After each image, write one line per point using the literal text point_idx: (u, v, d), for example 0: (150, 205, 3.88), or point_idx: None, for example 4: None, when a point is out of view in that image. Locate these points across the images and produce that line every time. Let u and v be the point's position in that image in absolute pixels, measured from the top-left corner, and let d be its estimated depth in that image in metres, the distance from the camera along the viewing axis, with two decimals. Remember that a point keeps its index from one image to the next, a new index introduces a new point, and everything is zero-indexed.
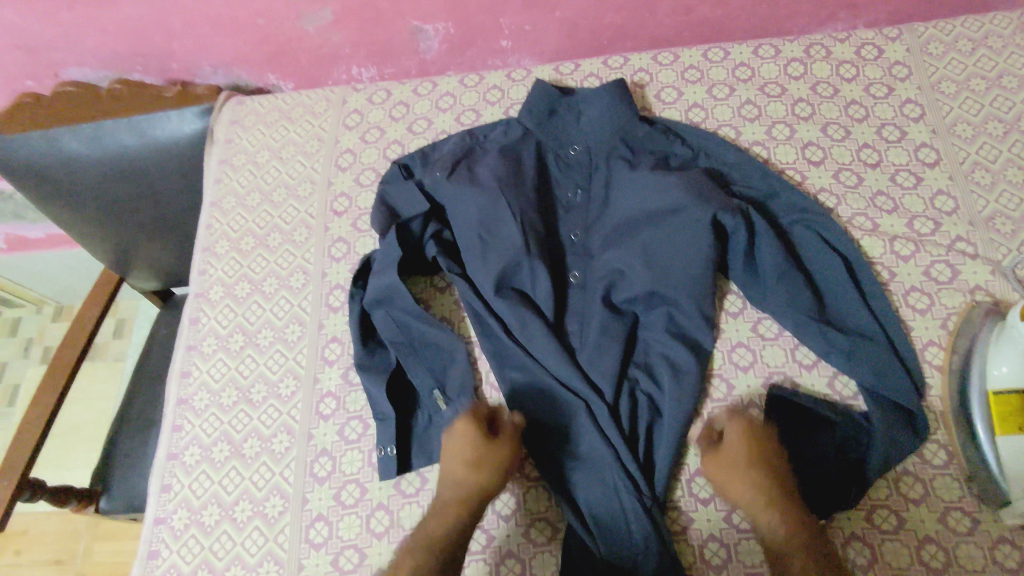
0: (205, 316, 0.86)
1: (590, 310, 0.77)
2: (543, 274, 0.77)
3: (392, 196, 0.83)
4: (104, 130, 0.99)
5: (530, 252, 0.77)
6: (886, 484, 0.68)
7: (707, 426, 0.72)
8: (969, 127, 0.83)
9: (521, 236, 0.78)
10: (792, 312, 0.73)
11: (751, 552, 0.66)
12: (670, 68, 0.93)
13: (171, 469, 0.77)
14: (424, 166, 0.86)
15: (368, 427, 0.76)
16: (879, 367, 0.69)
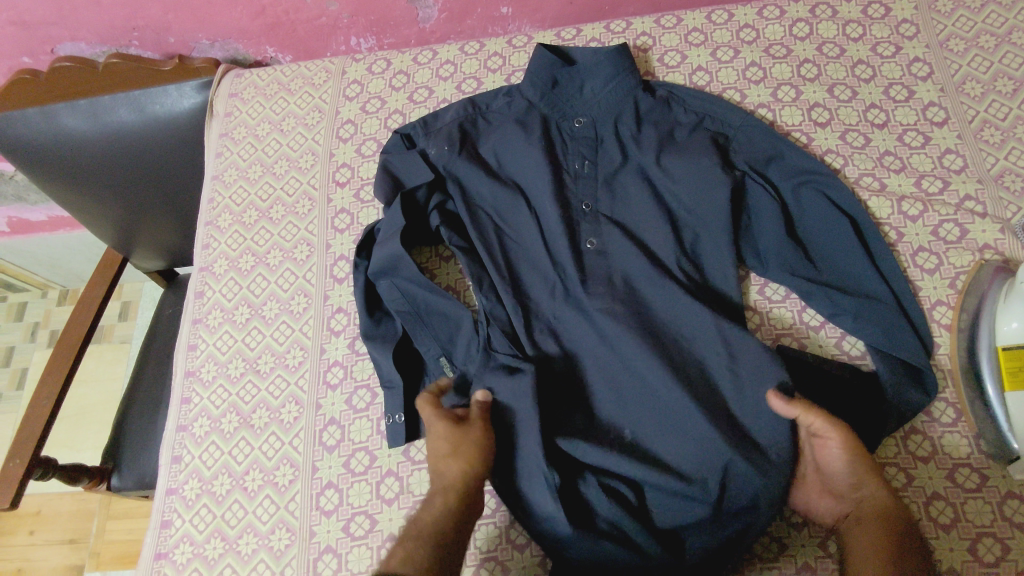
0: (211, 290, 0.86)
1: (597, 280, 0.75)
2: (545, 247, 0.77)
3: (395, 164, 0.82)
4: (103, 107, 1.00)
5: (527, 230, 0.78)
6: (894, 443, 0.68)
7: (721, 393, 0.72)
8: (977, 85, 0.82)
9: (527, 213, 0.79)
10: (798, 280, 0.72)
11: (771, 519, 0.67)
12: (673, 32, 0.91)
13: (182, 440, 0.78)
14: (426, 135, 0.85)
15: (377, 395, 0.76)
16: (888, 332, 0.69)
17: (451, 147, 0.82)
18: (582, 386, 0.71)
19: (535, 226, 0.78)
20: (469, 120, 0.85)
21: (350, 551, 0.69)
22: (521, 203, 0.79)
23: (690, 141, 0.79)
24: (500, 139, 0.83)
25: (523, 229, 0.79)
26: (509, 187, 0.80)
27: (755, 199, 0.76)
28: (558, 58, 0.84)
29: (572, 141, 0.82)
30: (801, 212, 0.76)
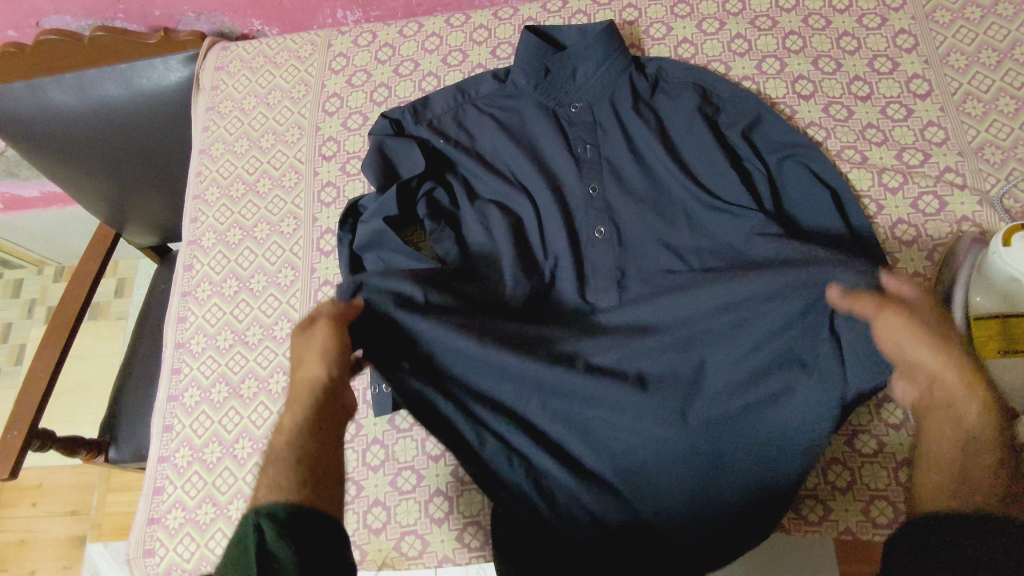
0: (199, 262, 0.86)
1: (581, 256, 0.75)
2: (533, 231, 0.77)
3: (389, 144, 0.81)
4: (90, 82, 1.00)
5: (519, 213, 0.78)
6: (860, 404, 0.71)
7: None
8: (961, 57, 0.82)
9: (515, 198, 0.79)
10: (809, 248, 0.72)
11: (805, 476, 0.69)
12: (660, 3, 0.91)
13: (173, 410, 0.79)
14: (416, 121, 0.84)
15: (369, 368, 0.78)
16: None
17: (446, 141, 0.83)
18: None
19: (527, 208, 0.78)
20: (459, 108, 0.86)
21: None
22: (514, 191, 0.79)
23: (676, 117, 0.79)
24: (491, 124, 0.83)
25: (520, 216, 0.78)
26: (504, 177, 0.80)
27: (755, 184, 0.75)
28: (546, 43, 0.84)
29: (572, 128, 0.82)
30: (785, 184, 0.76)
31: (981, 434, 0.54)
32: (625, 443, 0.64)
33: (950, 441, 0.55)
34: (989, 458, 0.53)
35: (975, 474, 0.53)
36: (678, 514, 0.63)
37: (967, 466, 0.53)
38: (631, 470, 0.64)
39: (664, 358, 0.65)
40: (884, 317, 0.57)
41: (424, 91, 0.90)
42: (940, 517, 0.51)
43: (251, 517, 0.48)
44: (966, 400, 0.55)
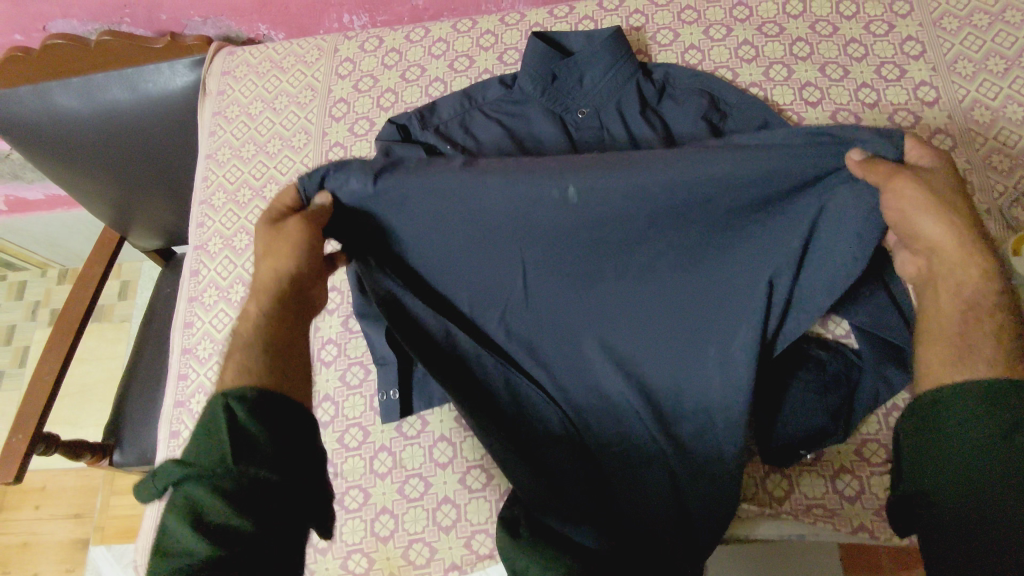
0: (206, 268, 0.86)
1: None
2: None
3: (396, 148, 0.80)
4: (96, 86, 1.00)
5: None
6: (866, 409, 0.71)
7: None
8: (969, 64, 0.82)
9: None
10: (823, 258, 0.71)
11: (813, 485, 0.69)
12: (666, 9, 0.91)
13: (180, 416, 0.79)
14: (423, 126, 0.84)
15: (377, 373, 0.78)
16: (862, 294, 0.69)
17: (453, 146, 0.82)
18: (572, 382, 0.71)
19: None
20: (466, 113, 0.86)
21: (346, 522, 0.72)
22: None
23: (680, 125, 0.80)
24: (499, 129, 0.83)
25: None
26: None
27: None
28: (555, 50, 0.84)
29: (579, 133, 0.82)
30: None
31: (977, 300, 0.54)
32: (611, 335, 0.68)
33: (954, 300, 0.55)
34: (991, 321, 0.53)
35: (975, 340, 0.53)
36: (676, 402, 0.66)
37: (967, 330, 0.54)
38: (620, 358, 0.67)
39: (655, 238, 0.63)
40: (895, 183, 0.53)
41: (430, 96, 0.90)
42: (960, 391, 0.50)
43: (222, 401, 0.49)
44: (961, 261, 0.55)
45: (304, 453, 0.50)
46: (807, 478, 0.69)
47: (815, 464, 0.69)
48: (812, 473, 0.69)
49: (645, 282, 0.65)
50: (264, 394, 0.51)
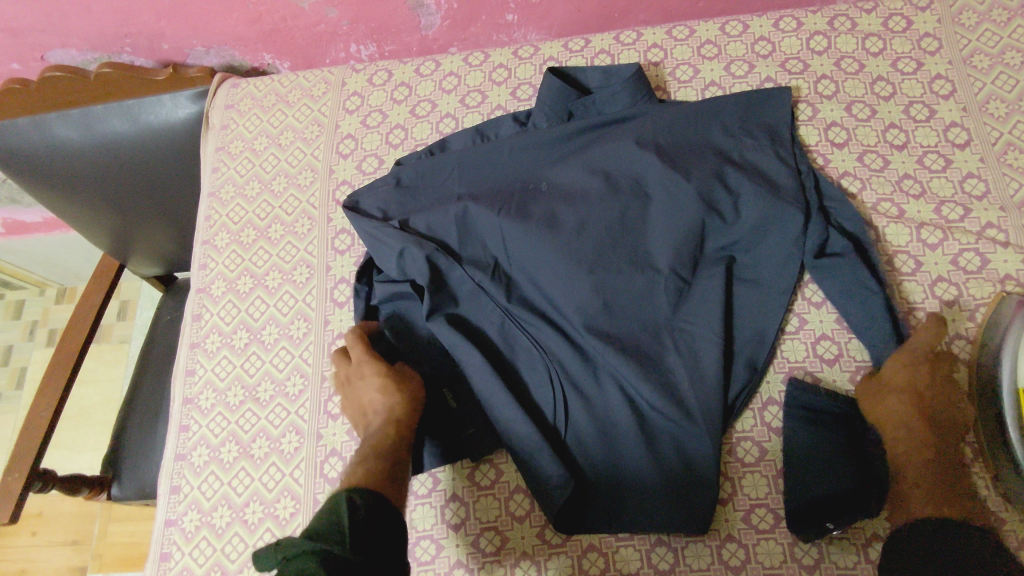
0: (208, 312, 0.83)
1: (608, 303, 0.73)
2: (559, 264, 0.74)
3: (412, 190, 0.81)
4: (95, 118, 0.97)
5: (542, 251, 0.74)
6: (868, 455, 0.68)
7: (757, 437, 0.70)
8: (1001, 105, 0.79)
9: (543, 243, 0.74)
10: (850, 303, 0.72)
11: (845, 555, 0.65)
12: (685, 44, 0.88)
13: (181, 469, 0.76)
14: (434, 164, 0.82)
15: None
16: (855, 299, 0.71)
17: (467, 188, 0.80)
18: (576, 425, 0.71)
19: (550, 253, 0.74)
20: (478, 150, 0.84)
21: None
22: (539, 231, 0.75)
23: None
24: (512, 167, 0.81)
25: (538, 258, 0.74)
26: (519, 222, 0.75)
27: (787, 236, 0.73)
28: (571, 87, 0.82)
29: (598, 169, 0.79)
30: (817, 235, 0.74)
31: (912, 456, 0.63)
32: (598, 309, 0.73)
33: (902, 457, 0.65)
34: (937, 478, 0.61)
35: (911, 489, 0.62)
36: (675, 407, 0.69)
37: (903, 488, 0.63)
38: (610, 330, 0.72)
39: (617, 216, 0.75)
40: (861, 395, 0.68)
41: (441, 133, 0.87)
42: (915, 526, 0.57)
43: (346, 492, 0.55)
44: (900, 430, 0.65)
45: (395, 555, 0.53)
46: (838, 547, 0.65)
47: (846, 532, 0.66)
48: (843, 542, 0.65)
49: (625, 254, 0.74)
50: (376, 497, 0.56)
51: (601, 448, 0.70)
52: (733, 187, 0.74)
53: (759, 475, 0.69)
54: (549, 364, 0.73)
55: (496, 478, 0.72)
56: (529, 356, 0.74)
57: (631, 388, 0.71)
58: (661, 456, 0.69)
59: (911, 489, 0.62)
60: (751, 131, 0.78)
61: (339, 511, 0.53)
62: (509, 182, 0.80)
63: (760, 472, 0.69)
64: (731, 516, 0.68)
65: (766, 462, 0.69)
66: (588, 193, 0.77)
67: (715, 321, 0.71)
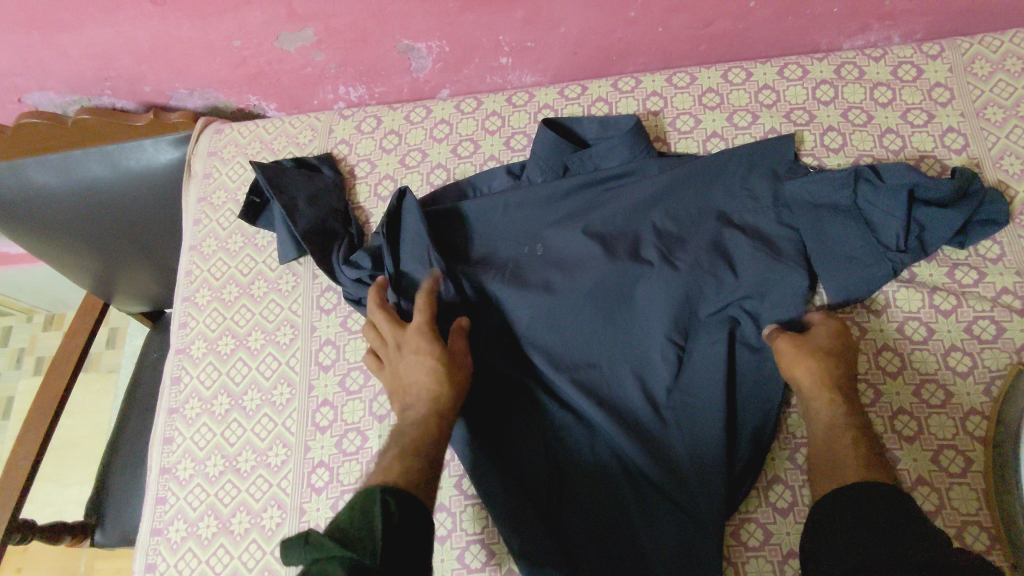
0: (188, 375, 0.80)
1: (607, 374, 0.71)
2: (564, 330, 0.72)
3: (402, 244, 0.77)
4: (75, 162, 0.93)
5: (546, 316, 0.72)
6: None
7: (761, 520, 0.67)
8: (1017, 161, 0.75)
9: (547, 309, 0.72)
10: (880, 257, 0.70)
11: None
12: (686, 92, 0.84)
13: (156, 546, 0.73)
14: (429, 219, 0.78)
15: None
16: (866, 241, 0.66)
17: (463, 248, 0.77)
18: (571, 505, 0.67)
19: (556, 318, 0.72)
20: None
21: None
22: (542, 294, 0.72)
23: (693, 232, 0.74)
24: (506, 227, 0.78)
25: (542, 324, 0.72)
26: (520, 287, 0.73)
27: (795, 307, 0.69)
28: (567, 140, 0.79)
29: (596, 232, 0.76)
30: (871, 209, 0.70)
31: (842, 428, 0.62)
32: (599, 379, 0.70)
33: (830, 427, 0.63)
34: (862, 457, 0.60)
35: (839, 458, 0.61)
36: (676, 486, 0.65)
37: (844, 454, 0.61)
38: (612, 404, 0.69)
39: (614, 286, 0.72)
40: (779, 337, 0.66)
41: (432, 184, 0.84)
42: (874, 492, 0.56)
43: (380, 491, 0.53)
44: (823, 398, 0.64)
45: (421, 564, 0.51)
46: None
47: None
48: None
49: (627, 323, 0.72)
50: (409, 497, 0.54)
51: (596, 526, 0.66)
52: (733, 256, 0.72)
53: (764, 560, 0.65)
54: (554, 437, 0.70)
55: (487, 560, 0.68)
56: (529, 431, 0.70)
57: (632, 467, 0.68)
58: (661, 540, 0.64)
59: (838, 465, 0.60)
60: (752, 189, 0.75)
61: (371, 512, 0.51)
62: (507, 244, 0.77)
63: (767, 556, 0.65)
64: None
65: (771, 546, 0.65)
66: (583, 260, 0.74)
67: (715, 394, 0.68)
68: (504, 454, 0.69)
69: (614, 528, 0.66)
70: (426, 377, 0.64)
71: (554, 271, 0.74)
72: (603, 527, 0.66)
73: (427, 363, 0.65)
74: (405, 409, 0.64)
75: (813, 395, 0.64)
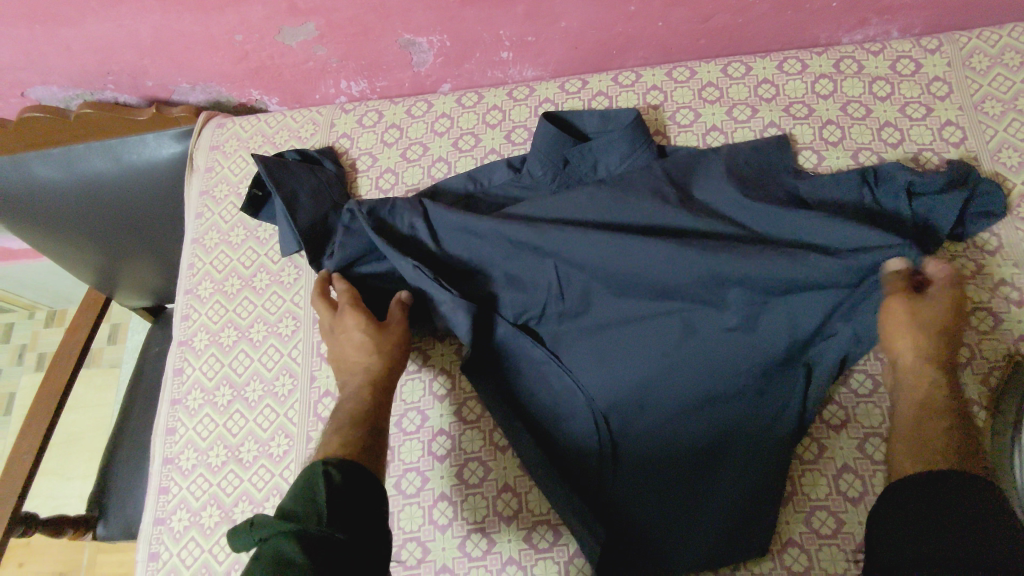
0: (190, 367, 0.81)
1: (626, 359, 0.70)
2: (589, 317, 0.72)
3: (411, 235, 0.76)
4: (77, 155, 0.95)
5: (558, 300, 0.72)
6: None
7: None
8: (1015, 154, 0.76)
9: (569, 295, 0.72)
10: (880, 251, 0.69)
11: None
12: (686, 86, 0.85)
13: (159, 535, 0.73)
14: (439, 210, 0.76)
15: None
16: (883, 236, 0.65)
17: (478, 237, 0.75)
18: (608, 483, 0.68)
19: (587, 302, 0.72)
20: (470, 199, 0.81)
21: None
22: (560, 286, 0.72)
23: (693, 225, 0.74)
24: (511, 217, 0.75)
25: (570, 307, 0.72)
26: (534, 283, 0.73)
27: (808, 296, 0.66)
28: (567, 133, 0.80)
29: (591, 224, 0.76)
30: (874, 206, 0.71)
31: (935, 404, 0.62)
32: (652, 368, 0.69)
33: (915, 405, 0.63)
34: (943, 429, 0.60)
35: (924, 433, 0.60)
36: (673, 471, 0.67)
37: (915, 430, 0.61)
38: (661, 395, 0.69)
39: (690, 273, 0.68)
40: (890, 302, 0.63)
41: (433, 178, 0.85)
42: (953, 475, 0.55)
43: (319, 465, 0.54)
44: (920, 370, 0.63)
45: (374, 522, 0.53)
46: None
47: None
48: None
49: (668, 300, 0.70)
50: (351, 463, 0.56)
51: (648, 495, 0.67)
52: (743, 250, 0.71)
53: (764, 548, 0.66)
54: (578, 421, 0.70)
55: (487, 549, 0.68)
56: (566, 410, 0.71)
57: (640, 458, 0.68)
58: (674, 520, 0.66)
59: (924, 435, 0.60)
60: (754, 181, 0.75)
61: (313, 484, 0.53)
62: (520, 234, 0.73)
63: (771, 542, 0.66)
64: None
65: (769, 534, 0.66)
66: (634, 248, 0.70)
67: (738, 392, 0.68)
68: (546, 434, 0.70)
69: (664, 496, 0.67)
70: (356, 349, 0.68)
71: (566, 257, 0.72)
72: (649, 497, 0.67)
73: (354, 334, 0.69)
74: (344, 387, 0.68)
75: (915, 365, 0.63)
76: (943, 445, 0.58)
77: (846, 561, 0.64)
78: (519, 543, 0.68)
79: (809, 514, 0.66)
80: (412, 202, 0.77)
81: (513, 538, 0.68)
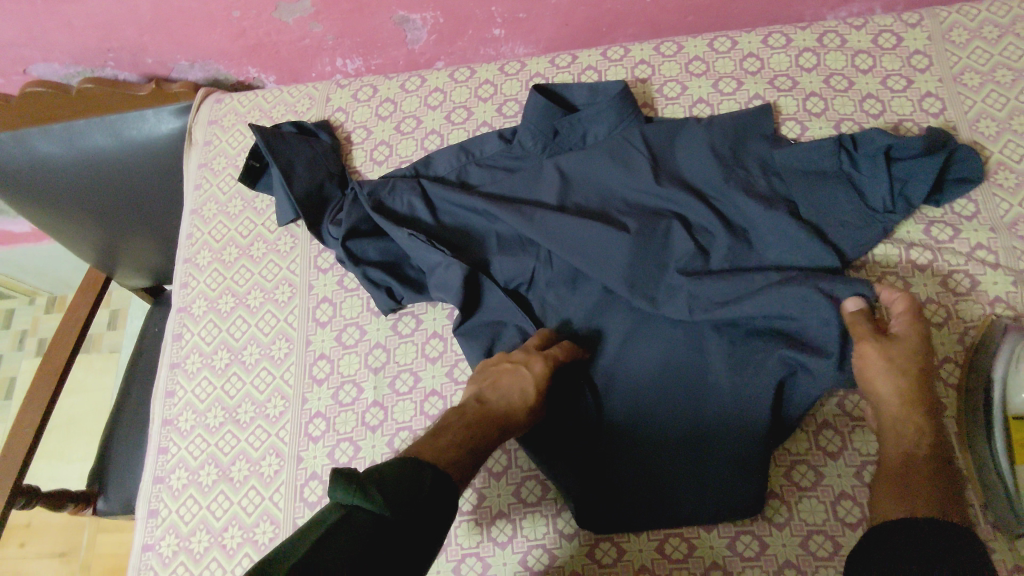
0: (189, 332, 0.83)
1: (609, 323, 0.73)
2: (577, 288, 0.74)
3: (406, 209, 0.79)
4: (78, 131, 0.97)
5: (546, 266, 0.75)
6: (856, 481, 0.66)
7: None
8: (992, 123, 0.78)
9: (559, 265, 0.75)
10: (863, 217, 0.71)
11: None
12: (673, 60, 0.87)
13: (159, 493, 0.75)
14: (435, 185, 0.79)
15: (376, 446, 0.72)
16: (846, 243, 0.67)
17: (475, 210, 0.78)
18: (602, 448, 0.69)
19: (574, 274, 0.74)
20: (462, 169, 0.83)
21: None
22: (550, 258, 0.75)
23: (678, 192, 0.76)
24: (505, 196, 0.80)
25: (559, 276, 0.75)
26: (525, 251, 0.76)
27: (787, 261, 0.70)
28: (556, 104, 0.81)
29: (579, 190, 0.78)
30: (854, 172, 0.73)
31: (915, 453, 0.60)
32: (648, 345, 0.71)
33: (898, 448, 0.61)
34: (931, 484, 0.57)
35: (907, 476, 0.59)
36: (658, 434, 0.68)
37: (901, 465, 0.60)
38: (661, 369, 0.70)
39: (645, 284, 0.71)
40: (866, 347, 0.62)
41: (426, 149, 0.87)
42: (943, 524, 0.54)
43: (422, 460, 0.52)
44: (903, 408, 0.62)
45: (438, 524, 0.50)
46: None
47: (831, 560, 0.64)
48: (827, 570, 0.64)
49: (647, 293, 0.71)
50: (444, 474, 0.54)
51: (642, 461, 0.68)
52: (727, 216, 0.73)
53: None
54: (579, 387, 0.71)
55: (478, 502, 0.71)
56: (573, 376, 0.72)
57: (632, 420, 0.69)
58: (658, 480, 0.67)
59: (906, 464, 0.59)
60: (737, 150, 0.77)
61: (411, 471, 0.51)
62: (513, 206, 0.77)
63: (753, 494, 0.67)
64: (715, 543, 0.66)
65: None
66: (609, 243, 0.72)
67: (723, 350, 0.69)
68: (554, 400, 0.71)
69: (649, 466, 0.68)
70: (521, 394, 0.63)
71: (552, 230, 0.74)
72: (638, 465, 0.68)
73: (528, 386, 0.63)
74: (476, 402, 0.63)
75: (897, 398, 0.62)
76: (922, 485, 0.57)
77: (825, 513, 0.66)
78: (508, 497, 0.71)
79: (788, 467, 0.68)
80: (411, 182, 0.80)
81: (502, 493, 0.71)
